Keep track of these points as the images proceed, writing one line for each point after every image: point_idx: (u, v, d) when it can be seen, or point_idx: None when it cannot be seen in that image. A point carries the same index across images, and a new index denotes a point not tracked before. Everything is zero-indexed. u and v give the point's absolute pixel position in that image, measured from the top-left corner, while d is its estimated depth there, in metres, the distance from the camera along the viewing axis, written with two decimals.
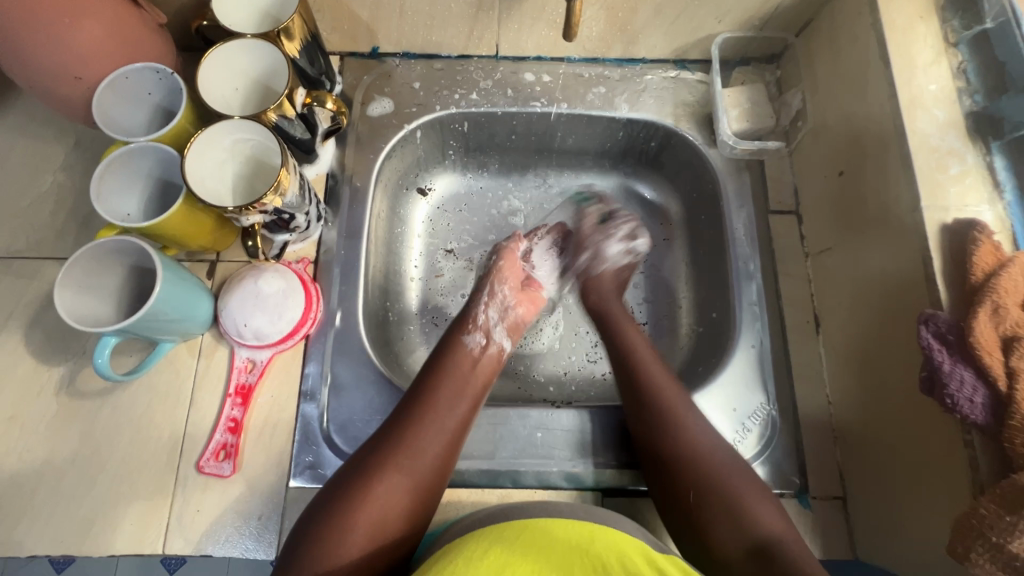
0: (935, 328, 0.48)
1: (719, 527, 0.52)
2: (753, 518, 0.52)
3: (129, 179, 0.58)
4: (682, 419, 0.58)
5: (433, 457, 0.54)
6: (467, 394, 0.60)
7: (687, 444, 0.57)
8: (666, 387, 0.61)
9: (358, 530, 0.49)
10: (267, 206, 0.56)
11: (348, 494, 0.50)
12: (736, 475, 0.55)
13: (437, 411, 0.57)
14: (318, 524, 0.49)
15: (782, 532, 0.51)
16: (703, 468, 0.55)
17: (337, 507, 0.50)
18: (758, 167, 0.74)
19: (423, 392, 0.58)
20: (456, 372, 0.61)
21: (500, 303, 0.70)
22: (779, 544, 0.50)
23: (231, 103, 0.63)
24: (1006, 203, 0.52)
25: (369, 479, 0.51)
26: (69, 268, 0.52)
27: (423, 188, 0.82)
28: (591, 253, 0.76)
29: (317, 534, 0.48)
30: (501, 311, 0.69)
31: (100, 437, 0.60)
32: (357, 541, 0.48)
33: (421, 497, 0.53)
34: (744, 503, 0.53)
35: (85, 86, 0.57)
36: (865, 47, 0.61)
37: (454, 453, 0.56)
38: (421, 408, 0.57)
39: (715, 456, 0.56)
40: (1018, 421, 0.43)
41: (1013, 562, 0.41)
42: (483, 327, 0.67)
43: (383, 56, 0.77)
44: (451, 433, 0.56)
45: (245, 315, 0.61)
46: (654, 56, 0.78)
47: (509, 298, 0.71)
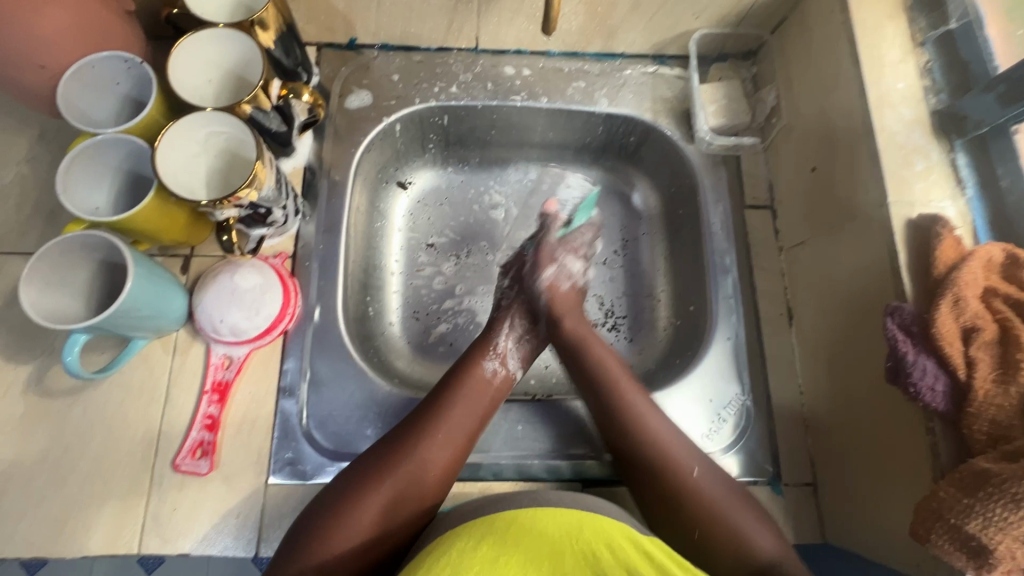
0: (900, 320, 0.50)
1: (723, 554, 0.51)
2: (753, 544, 0.51)
3: (97, 172, 0.56)
4: (674, 454, 0.56)
5: (440, 467, 0.54)
6: (478, 406, 0.59)
7: (675, 463, 0.56)
8: (647, 409, 0.59)
9: (358, 522, 0.49)
10: (242, 200, 0.55)
11: (355, 491, 0.51)
12: (731, 496, 0.54)
13: (449, 416, 0.57)
14: (324, 519, 0.49)
15: (780, 553, 0.51)
16: (693, 485, 0.54)
17: (342, 506, 0.50)
18: (734, 162, 0.75)
19: (438, 399, 0.58)
20: (471, 386, 0.60)
21: (515, 330, 0.67)
22: (780, 567, 0.49)
23: (205, 94, 0.61)
24: (967, 199, 0.54)
25: (374, 483, 0.51)
26: (36, 264, 0.51)
27: (403, 182, 0.81)
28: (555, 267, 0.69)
29: (322, 523, 0.49)
30: (516, 336, 0.67)
31: (72, 437, 0.59)
32: (361, 531, 0.49)
33: (421, 501, 0.52)
34: (739, 526, 0.52)
35: (49, 75, 0.55)
36: (836, 43, 0.62)
37: (460, 462, 0.56)
38: (434, 408, 0.57)
39: (714, 486, 0.55)
40: (976, 408, 0.46)
41: (969, 541, 0.43)
42: (501, 354, 0.64)
43: (361, 48, 0.76)
44: (461, 441, 0.56)
45: (220, 311, 0.59)
46: (633, 51, 0.78)
47: (529, 328, 0.68)
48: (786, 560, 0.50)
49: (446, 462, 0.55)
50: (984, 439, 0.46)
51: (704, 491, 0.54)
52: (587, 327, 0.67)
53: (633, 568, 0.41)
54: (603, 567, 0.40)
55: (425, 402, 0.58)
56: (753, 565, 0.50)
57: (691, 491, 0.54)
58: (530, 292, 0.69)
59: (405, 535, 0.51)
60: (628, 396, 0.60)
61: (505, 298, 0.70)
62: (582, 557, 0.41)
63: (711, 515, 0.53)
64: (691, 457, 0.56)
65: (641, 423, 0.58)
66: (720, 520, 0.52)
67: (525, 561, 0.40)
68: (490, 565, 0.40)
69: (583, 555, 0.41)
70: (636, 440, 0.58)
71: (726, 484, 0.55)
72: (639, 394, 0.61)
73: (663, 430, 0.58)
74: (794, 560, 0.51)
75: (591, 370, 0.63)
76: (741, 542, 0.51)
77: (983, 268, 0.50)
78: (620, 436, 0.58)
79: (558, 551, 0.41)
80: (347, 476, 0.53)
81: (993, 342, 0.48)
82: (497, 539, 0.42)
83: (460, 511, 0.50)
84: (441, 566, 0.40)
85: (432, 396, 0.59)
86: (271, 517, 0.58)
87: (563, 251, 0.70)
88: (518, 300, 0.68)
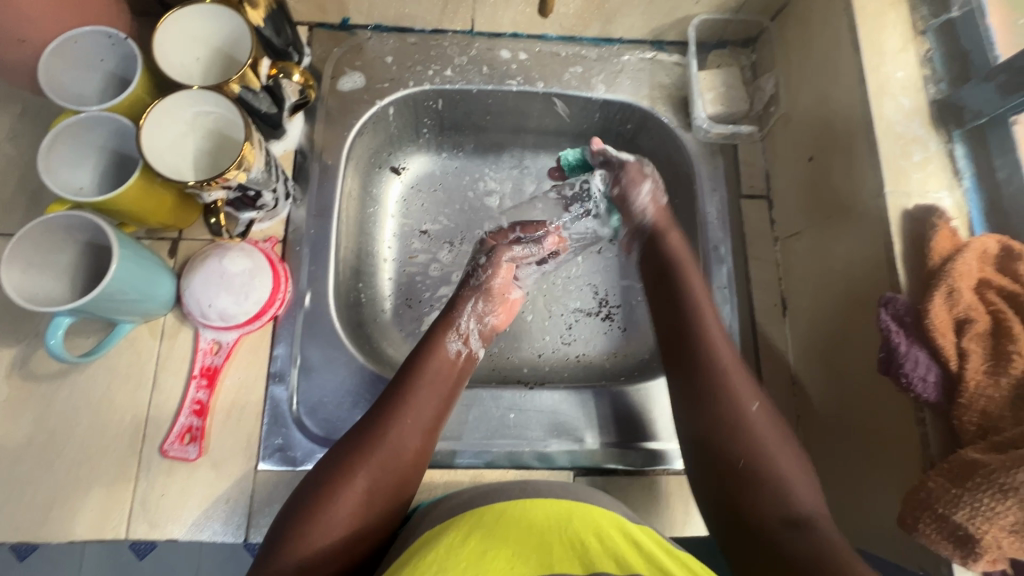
0: (894, 311, 0.50)
1: (756, 495, 0.50)
2: (790, 490, 0.50)
3: (81, 151, 0.55)
4: (734, 386, 0.56)
5: (409, 458, 0.53)
6: (440, 392, 0.58)
7: (735, 397, 0.55)
8: (720, 341, 0.59)
9: (333, 524, 0.48)
10: (230, 181, 0.54)
11: (326, 490, 0.49)
12: (783, 438, 0.53)
13: (413, 405, 0.56)
14: (299, 516, 0.48)
15: (820, 510, 0.49)
16: (742, 413, 0.54)
17: (315, 503, 0.49)
18: (731, 151, 0.75)
19: (400, 386, 0.57)
20: (434, 370, 0.59)
21: (475, 310, 0.67)
22: (813, 521, 0.48)
23: (192, 73, 0.59)
24: (963, 190, 0.54)
25: (344, 480, 0.50)
26: (17, 246, 0.49)
27: (396, 167, 0.80)
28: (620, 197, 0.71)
29: (295, 526, 0.47)
30: (477, 315, 0.67)
31: (58, 421, 0.58)
32: (337, 533, 0.48)
33: (394, 492, 0.52)
34: (778, 467, 0.51)
35: (29, 50, 0.53)
36: (837, 30, 0.62)
37: (429, 448, 0.55)
38: (397, 397, 0.56)
39: (767, 427, 0.54)
40: (967, 398, 0.46)
41: (957, 531, 0.44)
42: (463, 334, 0.64)
43: (354, 29, 0.75)
44: (426, 428, 0.55)
45: (209, 295, 0.58)
46: (632, 36, 0.77)
47: (488, 307, 0.69)
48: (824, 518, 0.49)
49: (412, 454, 0.54)
50: (974, 430, 0.46)
51: (757, 426, 0.53)
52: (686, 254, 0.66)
53: (626, 560, 0.41)
54: (592, 557, 0.40)
55: (385, 393, 0.57)
56: (783, 505, 0.49)
57: (739, 414, 0.54)
58: (497, 273, 0.70)
59: (382, 528, 0.51)
60: (707, 318, 0.60)
61: (469, 277, 0.70)
62: (570, 546, 0.41)
63: (759, 448, 0.52)
64: (754, 394, 0.56)
65: (707, 350, 0.58)
66: (756, 446, 0.52)
67: (513, 551, 0.40)
68: (479, 557, 0.40)
69: (571, 543, 0.41)
70: (698, 354, 0.58)
71: (779, 429, 0.54)
72: (711, 311, 0.61)
73: (729, 355, 0.58)
74: (828, 517, 0.49)
75: (675, 295, 0.63)
76: (773, 475, 0.51)
77: (978, 259, 0.49)
78: (695, 366, 0.57)
79: (546, 540, 0.41)
80: (315, 477, 0.51)
81: (986, 333, 0.48)
82: (485, 531, 0.42)
83: (452, 501, 0.49)
84: (429, 560, 0.40)
85: (392, 386, 0.57)
86: (261, 503, 0.58)
87: (631, 182, 0.70)
88: (479, 286, 0.69)
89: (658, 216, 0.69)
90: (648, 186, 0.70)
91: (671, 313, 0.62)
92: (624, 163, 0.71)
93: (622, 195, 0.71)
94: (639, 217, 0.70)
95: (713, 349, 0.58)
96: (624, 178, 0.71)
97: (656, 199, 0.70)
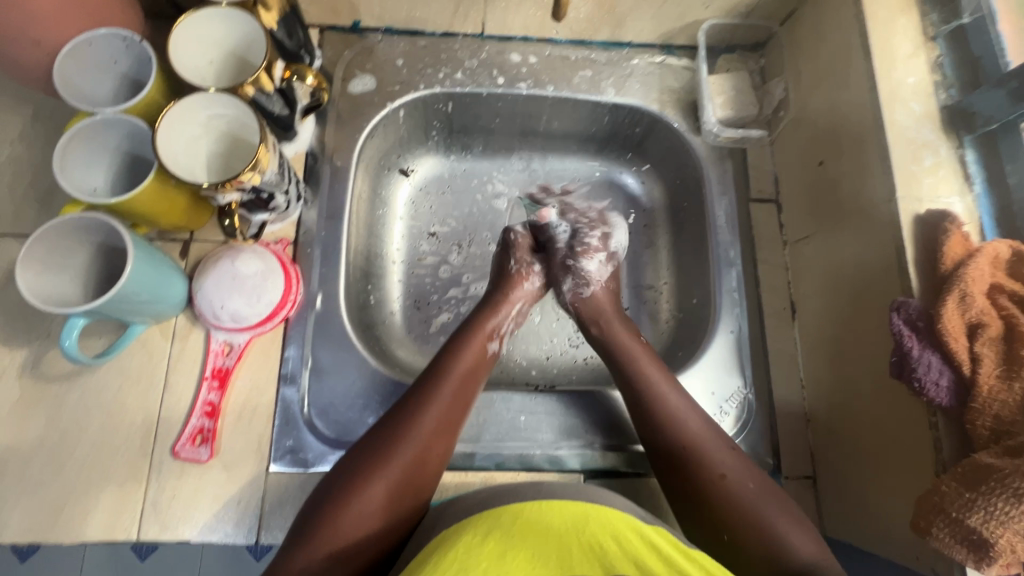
0: (906, 315, 0.50)
1: (754, 548, 0.50)
2: (789, 551, 0.49)
3: (95, 153, 0.55)
4: (705, 455, 0.56)
5: (436, 454, 0.54)
6: (471, 389, 0.59)
7: (704, 471, 0.55)
8: (678, 407, 0.59)
9: (364, 513, 0.49)
10: (244, 183, 0.54)
11: (358, 479, 0.50)
12: (767, 493, 0.53)
13: (445, 399, 0.57)
14: (326, 509, 0.49)
15: (818, 556, 0.49)
16: (731, 490, 0.53)
17: (343, 495, 0.49)
18: (740, 155, 0.75)
19: (429, 382, 0.58)
20: (462, 366, 0.60)
21: (516, 310, 0.68)
22: (817, 572, 0.48)
23: (205, 75, 0.60)
24: (974, 195, 0.54)
25: (373, 473, 0.50)
26: (32, 246, 0.50)
27: (406, 170, 0.80)
28: (572, 279, 0.70)
29: (328, 513, 0.48)
30: (517, 316, 0.68)
31: (69, 422, 0.58)
32: (368, 523, 0.49)
33: (419, 489, 0.52)
34: (777, 525, 0.51)
35: (44, 51, 0.53)
36: (847, 35, 0.62)
37: (454, 444, 0.56)
38: (425, 393, 0.56)
39: (745, 478, 0.54)
40: (980, 403, 0.46)
41: (970, 534, 0.44)
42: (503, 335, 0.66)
43: (365, 31, 0.75)
44: (455, 424, 0.56)
45: (221, 297, 0.59)
46: (641, 40, 0.77)
47: (524, 310, 0.69)
48: (826, 565, 0.49)
49: (442, 449, 0.55)
50: (987, 434, 0.46)
51: (736, 495, 0.53)
52: (611, 309, 0.68)
53: (643, 561, 0.41)
54: (612, 560, 0.40)
55: (417, 386, 0.58)
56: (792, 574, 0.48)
57: (720, 490, 0.53)
58: (545, 275, 0.71)
59: (408, 523, 0.51)
60: (673, 400, 0.59)
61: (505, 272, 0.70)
62: (589, 549, 0.41)
63: (754, 519, 0.51)
64: (723, 457, 0.56)
65: (670, 422, 0.58)
66: (750, 514, 0.52)
67: (531, 554, 0.40)
68: (498, 560, 0.40)
69: (589, 547, 0.41)
70: (669, 438, 0.57)
71: (757, 483, 0.54)
72: (674, 389, 0.60)
73: (698, 427, 0.58)
74: (832, 562, 0.49)
75: (619, 356, 0.64)
76: (774, 537, 0.50)
77: (990, 264, 0.50)
78: (658, 440, 0.58)
79: (565, 543, 0.41)
80: (347, 465, 0.52)
81: (998, 338, 0.48)
82: (503, 533, 0.42)
83: (464, 502, 0.49)
84: (449, 562, 0.40)
85: (423, 379, 0.58)
86: (272, 505, 0.58)
87: (577, 258, 0.70)
88: (529, 291, 0.70)
89: (604, 295, 0.69)
90: (573, 282, 0.70)
91: (633, 393, 0.61)
92: (557, 249, 0.71)
93: (554, 288, 0.71)
94: (571, 303, 0.70)
95: (672, 425, 0.58)
96: (574, 250, 0.70)
97: (604, 269, 0.71)
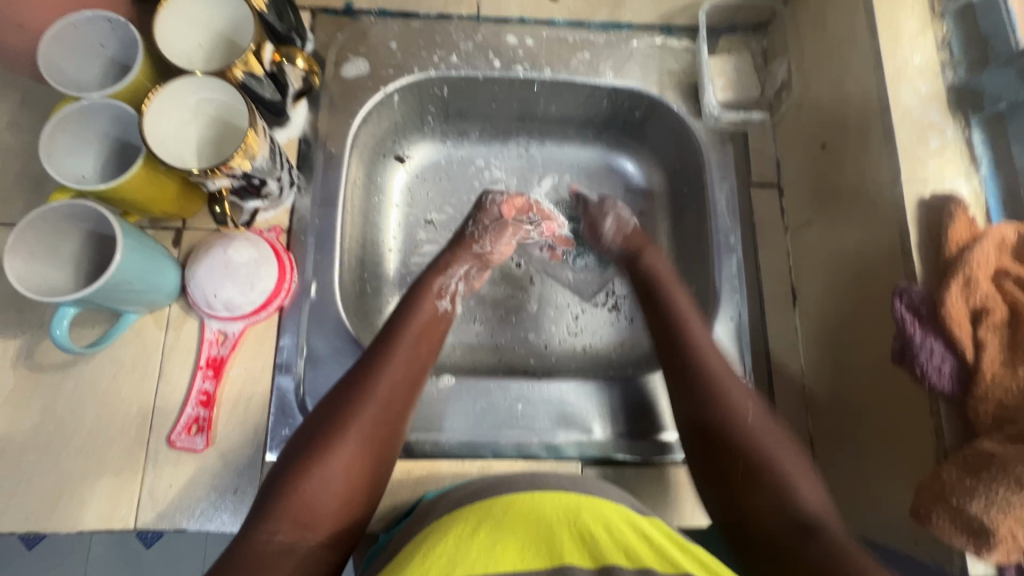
0: (909, 301, 0.49)
1: (763, 500, 0.49)
2: (795, 493, 0.49)
3: (83, 139, 0.54)
4: (732, 397, 0.55)
5: (395, 414, 0.53)
6: (424, 353, 0.59)
7: (730, 409, 0.54)
8: (714, 355, 0.58)
9: (327, 480, 0.47)
10: (235, 169, 0.53)
11: (316, 449, 0.49)
12: (787, 443, 0.52)
13: (395, 363, 0.55)
14: (288, 479, 0.47)
15: (822, 510, 0.48)
16: (748, 425, 0.53)
17: (306, 462, 0.48)
18: (742, 139, 0.74)
19: (383, 346, 0.57)
20: (415, 328, 0.59)
21: (464, 270, 0.67)
22: (820, 524, 0.47)
23: (194, 58, 0.58)
24: (981, 178, 0.53)
25: (334, 439, 0.49)
26: (21, 234, 0.49)
27: (401, 156, 0.79)
28: (613, 219, 0.73)
29: (289, 482, 0.47)
30: (465, 278, 0.68)
31: (64, 412, 0.58)
32: (331, 493, 0.47)
33: (382, 449, 0.52)
34: (788, 473, 0.50)
35: (28, 35, 0.52)
36: (852, 12, 0.60)
37: (412, 405, 0.56)
38: (378, 356, 0.56)
39: (766, 426, 0.53)
40: (982, 389, 0.45)
41: (970, 522, 0.43)
42: (451, 294, 0.65)
43: (358, 14, 0.73)
44: (408, 385, 0.55)
45: (214, 285, 0.58)
46: (641, 21, 0.76)
47: (472, 270, 0.68)
48: (828, 517, 0.48)
49: (400, 409, 0.54)
50: (989, 422, 0.45)
51: (758, 431, 0.53)
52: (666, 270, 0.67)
53: (635, 551, 0.41)
54: (604, 552, 0.41)
55: (368, 354, 0.56)
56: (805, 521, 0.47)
57: (743, 423, 0.53)
58: (498, 238, 0.70)
59: (372, 486, 0.50)
60: (707, 348, 0.59)
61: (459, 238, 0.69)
62: (579, 539, 0.42)
63: (762, 454, 0.51)
64: (748, 397, 0.55)
65: (699, 359, 0.58)
66: (768, 455, 0.51)
67: (522, 546, 0.41)
68: (489, 551, 0.40)
69: (579, 537, 0.42)
70: (694, 384, 0.57)
71: (780, 434, 0.53)
72: (700, 327, 0.61)
73: (727, 372, 0.57)
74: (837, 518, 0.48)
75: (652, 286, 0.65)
76: (785, 486, 0.49)
77: (996, 247, 0.49)
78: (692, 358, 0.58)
79: (554, 532, 0.42)
80: (302, 438, 0.50)
81: (1002, 324, 0.47)
82: (493, 525, 0.42)
83: (458, 493, 0.49)
84: (437, 555, 0.40)
85: (375, 346, 0.57)
86: None
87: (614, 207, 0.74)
88: (480, 254, 0.69)
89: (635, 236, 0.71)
90: (612, 219, 0.73)
91: (671, 333, 0.61)
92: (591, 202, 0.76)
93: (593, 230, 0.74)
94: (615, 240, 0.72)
95: (710, 365, 0.57)
96: (604, 203, 0.74)
97: (636, 219, 0.73)
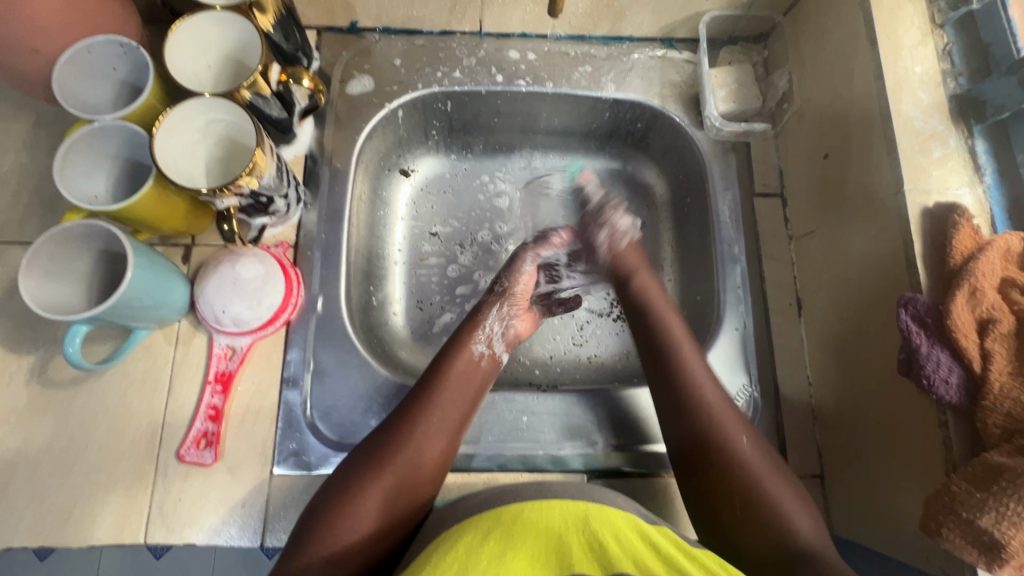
0: (914, 311, 0.49)
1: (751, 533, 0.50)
2: (789, 522, 0.49)
3: (95, 160, 0.55)
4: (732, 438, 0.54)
5: (435, 457, 0.54)
6: (470, 392, 0.59)
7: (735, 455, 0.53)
8: (709, 389, 0.58)
9: (366, 514, 0.49)
10: (242, 188, 0.54)
11: (356, 483, 0.50)
12: (775, 470, 0.53)
13: (439, 410, 0.56)
14: (326, 511, 0.49)
15: (818, 540, 0.49)
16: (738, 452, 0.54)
17: (343, 495, 0.49)
18: (744, 149, 0.74)
19: (428, 385, 0.58)
20: (460, 367, 0.60)
21: (499, 314, 0.66)
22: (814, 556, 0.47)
23: (203, 80, 0.60)
24: (985, 186, 0.53)
25: (373, 475, 0.51)
26: (35, 254, 0.50)
27: (406, 170, 0.80)
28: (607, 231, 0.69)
29: (327, 515, 0.48)
30: (500, 320, 0.66)
31: (76, 426, 0.59)
32: (365, 529, 0.48)
33: (421, 489, 0.52)
34: (780, 502, 0.51)
35: (43, 60, 0.53)
36: (852, 23, 0.61)
37: (454, 447, 0.56)
38: (424, 397, 0.57)
39: (758, 456, 0.54)
40: (991, 400, 0.45)
41: (981, 536, 0.43)
42: (486, 337, 0.63)
43: (362, 32, 0.75)
44: (451, 431, 0.56)
45: (222, 301, 0.59)
46: (641, 34, 0.77)
47: (514, 312, 0.67)
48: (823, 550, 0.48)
49: (442, 450, 0.55)
50: (998, 433, 0.45)
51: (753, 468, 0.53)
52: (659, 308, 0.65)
53: (643, 561, 0.41)
54: (613, 560, 0.40)
55: (412, 396, 0.57)
56: (784, 543, 0.48)
57: (735, 461, 0.53)
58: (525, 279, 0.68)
59: (411, 524, 0.51)
60: (700, 385, 0.58)
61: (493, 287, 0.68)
62: (588, 546, 0.41)
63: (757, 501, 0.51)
64: (741, 427, 0.55)
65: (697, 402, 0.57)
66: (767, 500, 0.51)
67: (531, 554, 0.40)
68: (498, 559, 0.39)
69: (589, 545, 0.41)
70: (693, 419, 0.56)
71: (771, 463, 0.54)
72: (705, 378, 0.58)
73: (719, 398, 0.57)
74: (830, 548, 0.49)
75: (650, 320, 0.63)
76: (775, 512, 0.50)
77: (1001, 257, 0.49)
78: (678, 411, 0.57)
79: (565, 540, 0.41)
80: (341, 473, 0.52)
81: (1009, 333, 0.47)
82: (504, 532, 0.42)
83: (468, 501, 0.49)
84: (448, 562, 0.39)
85: (421, 384, 0.58)
86: (276, 506, 0.58)
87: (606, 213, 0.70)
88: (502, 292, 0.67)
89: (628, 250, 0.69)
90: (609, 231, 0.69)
91: (657, 357, 0.61)
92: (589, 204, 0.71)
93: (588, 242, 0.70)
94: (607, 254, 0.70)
95: (701, 417, 0.56)
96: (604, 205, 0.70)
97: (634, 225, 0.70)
